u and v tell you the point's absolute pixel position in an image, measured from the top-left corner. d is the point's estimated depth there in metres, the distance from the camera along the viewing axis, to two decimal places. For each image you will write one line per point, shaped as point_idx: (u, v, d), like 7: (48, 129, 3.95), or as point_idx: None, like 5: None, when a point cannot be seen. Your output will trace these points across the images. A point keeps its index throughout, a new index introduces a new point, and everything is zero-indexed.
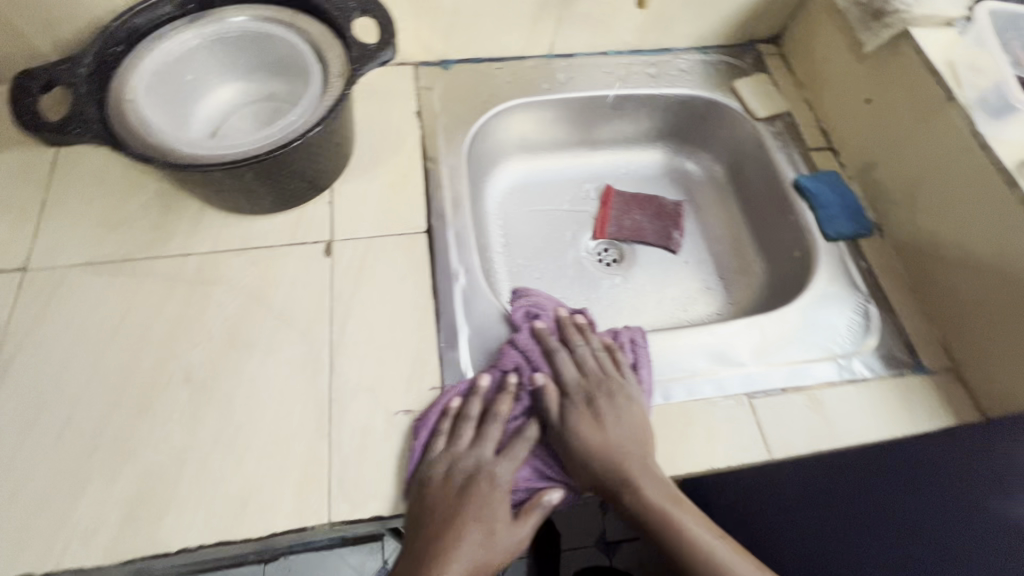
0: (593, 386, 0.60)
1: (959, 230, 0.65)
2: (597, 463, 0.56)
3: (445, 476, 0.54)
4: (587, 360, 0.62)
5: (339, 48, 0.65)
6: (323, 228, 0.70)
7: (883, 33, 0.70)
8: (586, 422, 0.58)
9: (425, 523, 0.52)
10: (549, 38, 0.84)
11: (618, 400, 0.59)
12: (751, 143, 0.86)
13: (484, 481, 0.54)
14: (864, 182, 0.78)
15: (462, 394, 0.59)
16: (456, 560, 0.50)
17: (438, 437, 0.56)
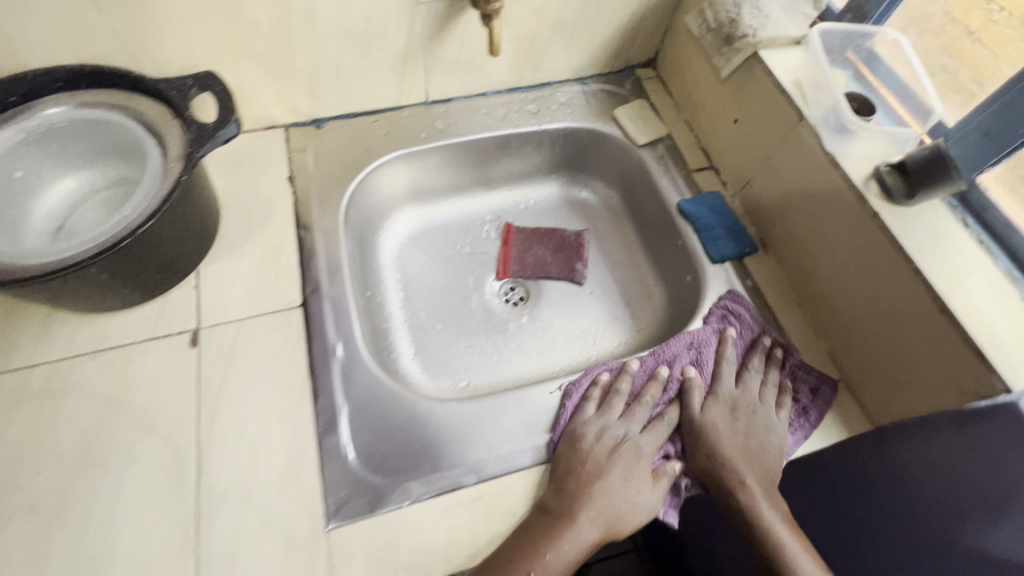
0: (752, 404, 0.64)
1: (826, 245, 0.66)
2: (724, 456, 0.60)
3: (596, 437, 0.60)
4: (753, 381, 0.65)
5: (177, 129, 0.62)
6: (188, 316, 0.66)
7: (734, 58, 0.72)
8: (731, 426, 0.62)
9: (568, 474, 0.57)
10: (421, 87, 0.83)
11: (762, 421, 0.62)
12: (638, 169, 0.87)
13: (627, 451, 0.60)
14: (744, 200, 0.79)
15: (616, 371, 0.67)
16: (591, 508, 0.55)
17: (591, 403, 0.64)
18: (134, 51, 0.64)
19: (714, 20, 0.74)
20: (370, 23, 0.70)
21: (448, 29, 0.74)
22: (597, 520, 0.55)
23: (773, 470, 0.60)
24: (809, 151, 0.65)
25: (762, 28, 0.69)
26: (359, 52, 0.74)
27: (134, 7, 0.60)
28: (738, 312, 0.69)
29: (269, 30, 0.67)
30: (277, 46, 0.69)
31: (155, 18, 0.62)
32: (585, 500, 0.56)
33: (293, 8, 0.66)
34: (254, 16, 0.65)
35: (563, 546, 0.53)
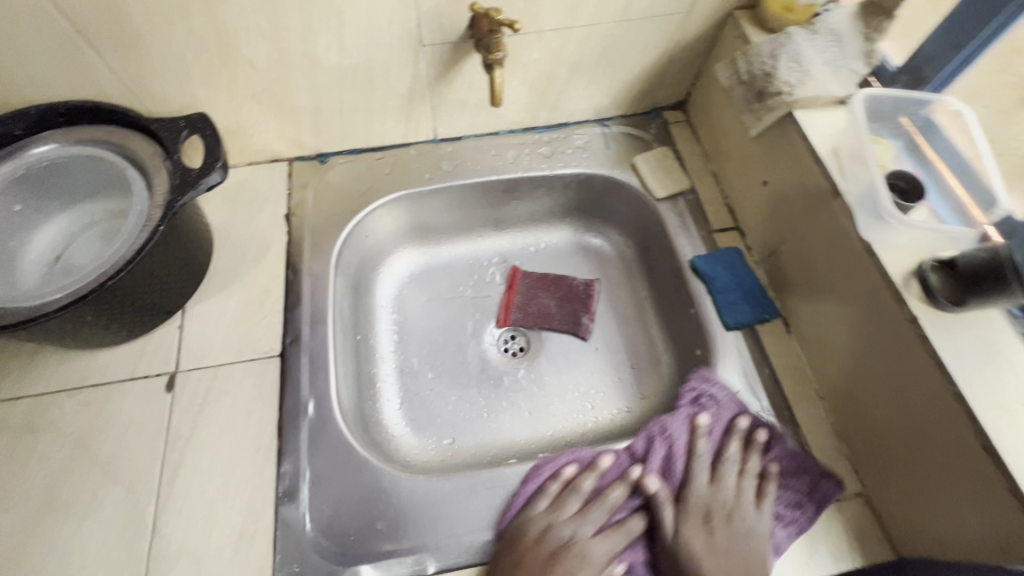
0: (728, 514, 0.56)
1: (856, 335, 0.58)
2: None
3: (537, 536, 0.55)
4: (730, 478, 0.58)
5: (164, 172, 0.61)
6: (167, 358, 0.65)
7: (765, 116, 0.64)
8: (697, 538, 0.55)
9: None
10: (429, 125, 0.79)
11: (738, 535, 0.55)
12: (654, 223, 0.80)
13: (575, 555, 0.55)
14: (769, 269, 0.72)
15: (578, 464, 0.61)
16: None
17: (541, 500, 0.58)
18: (133, 88, 0.64)
19: (747, 71, 0.66)
20: (371, 63, 0.67)
21: (454, 71, 0.70)
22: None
23: None
24: (839, 233, 0.58)
25: (801, 86, 0.61)
26: (361, 92, 0.71)
27: (130, 47, 0.59)
28: (716, 400, 0.63)
29: (267, 70, 0.65)
30: (276, 84, 0.67)
31: (151, 58, 0.61)
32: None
33: (290, 49, 0.63)
34: (250, 56, 0.63)
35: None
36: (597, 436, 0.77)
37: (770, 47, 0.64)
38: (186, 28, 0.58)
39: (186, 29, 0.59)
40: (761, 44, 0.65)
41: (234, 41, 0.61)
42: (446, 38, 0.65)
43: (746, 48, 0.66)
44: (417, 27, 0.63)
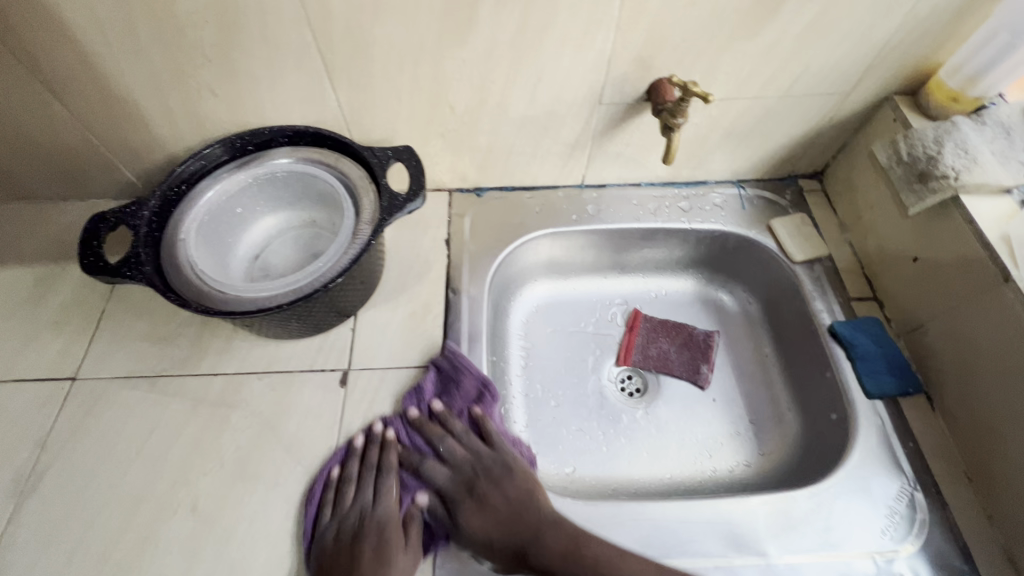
0: (483, 462, 0.64)
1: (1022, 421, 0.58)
2: (491, 522, 0.60)
3: (334, 543, 0.58)
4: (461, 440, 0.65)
5: (373, 194, 0.70)
6: (342, 356, 0.72)
7: (927, 197, 0.67)
8: (466, 492, 0.62)
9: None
10: (580, 171, 0.86)
11: (507, 477, 0.63)
12: (788, 285, 0.82)
13: (371, 536, 0.57)
14: (911, 343, 0.73)
15: (341, 460, 0.64)
16: None
17: (329, 505, 0.61)
18: (349, 121, 0.74)
19: (909, 153, 0.70)
20: (551, 116, 0.75)
21: (621, 127, 0.77)
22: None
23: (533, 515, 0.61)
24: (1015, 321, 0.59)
25: (969, 172, 0.64)
26: (532, 138, 0.79)
27: (361, 87, 0.69)
28: (431, 382, 0.69)
29: (463, 114, 0.74)
30: (465, 126, 0.76)
31: (374, 99, 0.71)
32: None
33: (488, 98, 0.72)
34: (454, 102, 0.72)
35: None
36: (715, 486, 0.78)
37: (934, 133, 0.68)
38: (412, 75, 0.68)
39: (412, 76, 0.68)
40: (926, 130, 0.69)
41: (445, 90, 0.70)
42: (624, 99, 0.73)
43: (908, 132, 0.70)
44: (601, 88, 0.71)
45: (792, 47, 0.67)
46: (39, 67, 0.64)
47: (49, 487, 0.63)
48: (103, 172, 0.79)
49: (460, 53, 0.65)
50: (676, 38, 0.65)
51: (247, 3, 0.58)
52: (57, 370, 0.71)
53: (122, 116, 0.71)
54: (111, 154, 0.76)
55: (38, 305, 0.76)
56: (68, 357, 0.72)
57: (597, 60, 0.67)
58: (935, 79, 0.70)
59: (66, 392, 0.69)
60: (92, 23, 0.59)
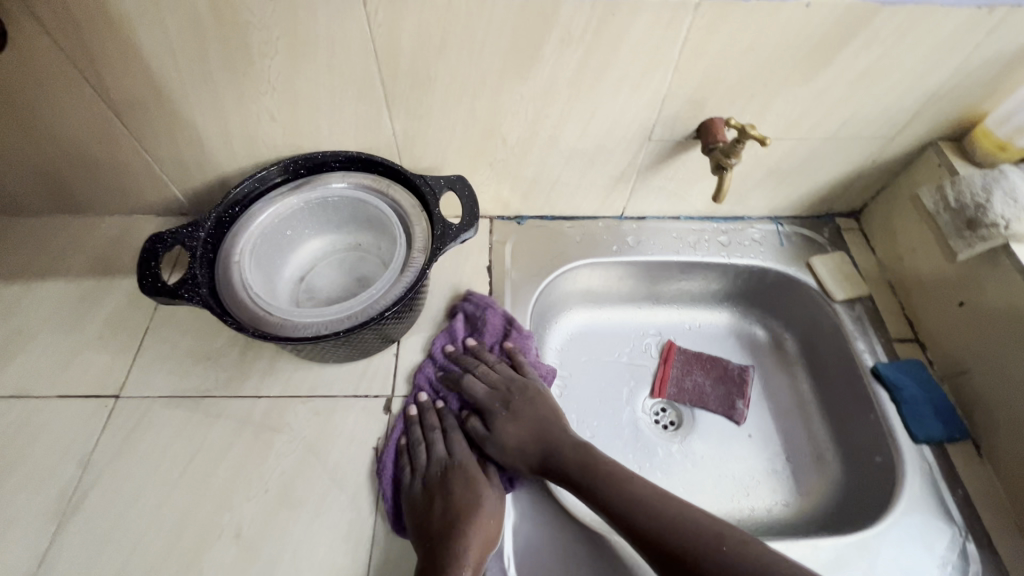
0: (509, 384, 0.69)
1: None
2: (535, 432, 0.65)
3: (423, 493, 0.62)
4: (489, 372, 0.71)
5: (425, 222, 0.70)
6: (386, 382, 0.72)
7: (977, 244, 0.67)
8: (502, 405, 0.67)
9: (431, 539, 0.58)
10: (621, 204, 0.87)
11: (532, 391, 0.69)
12: (828, 323, 0.82)
13: (455, 481, 0.62)
14: (957, 386, 0.72)
15: (402, 429, 0.68)
16: (464, 549, 0.56)
17: (405, 467, 0.64)
18: (401, 148, 0.75)
19: (957, 200, 0.70)
20: (599, 150, 0.76)
21: (667, 162, 0.78)
22: (481, 547, 0.58)
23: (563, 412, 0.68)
24: None
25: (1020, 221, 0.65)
26: (578, 171, 0.80)
27: (417, 116, 0.70)
28: (462, 322, 0.77)
29: (513, 146, 0.75)
30: (514, 156, 0.77)
31: (428, 129, 0.72)
32: (458, 549, 0.56)
33: (540, 132, 0.73)
34: (506, 134, 0.73)
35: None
36: (754, 525, 0.77)
37: (982, 180, 0.68)
38: (468, 108, 0.69)
39: (468, 108, 0.69)
40: (973, 176, 0.69)
41: (499, 122, 0.71)
42: (673, 136, 0.74)
43: (954, 178, 0.71)
44: (652, 125, 0.72)
45: (843, 92, 0.68)
46: (107, 87, 0.65)
47: (93, 506, 0.62)
48: (153, 189, 0.80)
49: (519, 88, 0.66)
50: (732, 81, 0.66)
51: (318, 36, 0.60)
52: (101, 386, 0.70)
53: (180, 138, 0.72)
54: (163, 172, 0.77)
55: (83, 321, 0.76)
56: (112, 373, 0.71)
57: (652, 99, 0.68)
58: (981, 127, 0.72)
59: (109, 409, 0.69)
60: (164, 48, 0.61)
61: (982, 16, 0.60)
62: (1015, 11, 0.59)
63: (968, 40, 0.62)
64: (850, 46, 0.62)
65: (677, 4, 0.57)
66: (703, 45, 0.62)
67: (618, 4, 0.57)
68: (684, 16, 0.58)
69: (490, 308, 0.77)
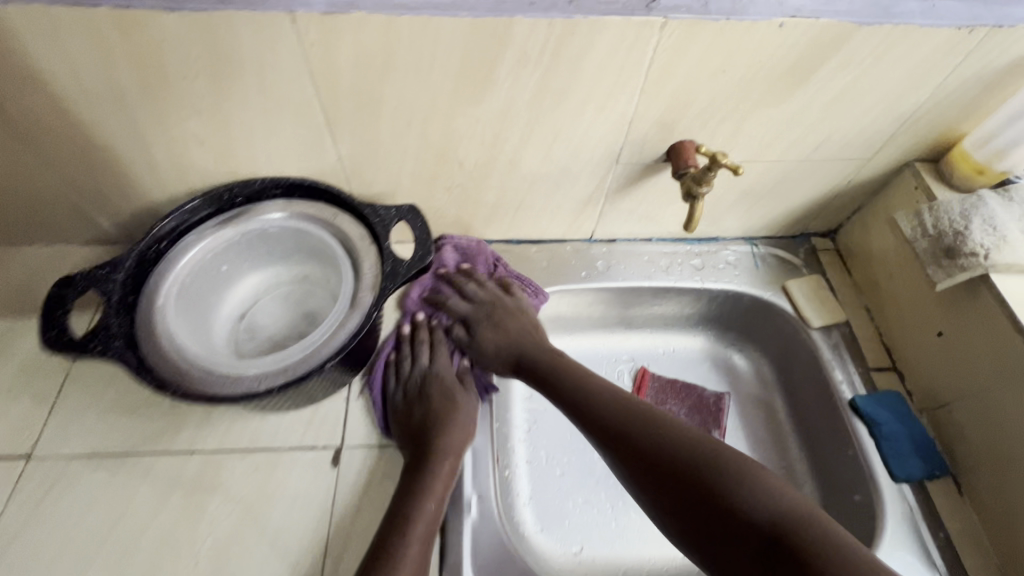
0: (490, 302, 0.74)
1: None
2: (511, 344, 0.72)
3: (405, 401, 0.67)
4: (474, 292, 0.75)
5: (374, 256, 0.64)
6: (335, 431, 0.66)
7: (956, 274, 0.64)
8: (483, 319, 0.73)
9: (416, 434, 0.64)
10: (590, 226, 0.82)
11: (511, 309, 0.74)
12: (804, 350, 0.79)
13: (436, 387, 0.69)
14: (937, 421, 0.70)
15: (393, 346, 0.73)
16: (442, 448, 0.63)
17: (392, 376, 0.70)
18: (349, 174, 0.68)
19: (934, 226, 0.67)
20: (564, 174, 0.71)
21: (636, 185, 0.74)
22: (459, 445, 0.64)
23: (539, 327, 0.74)
24: None
25: (999, 251, 0.62)
26: (543, 195, 0.74)
27: (365, 141, 0.64)
28: (452, 251, 0.79)
29: (472, 170, 0.69)
30: (473, 181, 0.71)
31: (376, 153, 0.66)
32: (440, 441, 0.63)
33: (499, 155, 0.67)
34: (463, 158, 0.67)
35: (427, 495, 0.58)
36: None
37: (960, 206, 0.66)
38: (420, 131, 0.63)
39: (420, 132, 0.63)
40: (951, 202, 0.67)
41: (455, 147, 0.65)
42: (641, 159, 0.69)
43: (932, 204, 0.68)
44: (619, 149, 0.67)
45: (818, 114, 0.65)
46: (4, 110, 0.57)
47: None
48: (73, 218, 0.72)
49: (474, 111, 0.61)
50: (701, 103, 0.62)
51: (242, 55, 0.53)
52: (10, 446, 0.63)
53: (97, 164, 0.64)
54: (84, 201, 0.69)
55: None
56: (24, 430, 0.64)
57: (618, 121, 0.63)
58: (959, 150, 0.69)
59: (19, 473, 0.61)
60: (66, 68, 0.53)
61: (962, 37, 0.56)
62: (995, 32, 0.56)
63: (947, 62, 0.59)
64: (826, 67, 0.59)
65: (640, 22, 0.52)
66: (671, 67, 0.57)
67: (577, 22, 0.52)
68: (649, 35, 0.53)
69: (481, 242, 0.80)
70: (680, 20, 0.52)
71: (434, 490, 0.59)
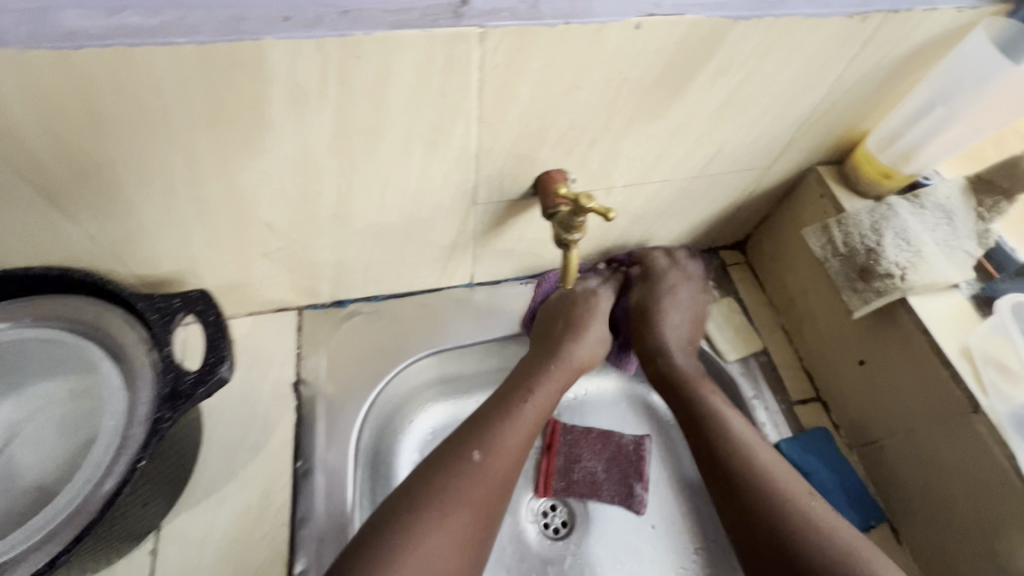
0: (670, 284, 0.67)
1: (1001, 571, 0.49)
2: (665, 329, 0.65)
3: (553, 309, 0.65)
4: (671, 267, 0.68)
5: (151, 367, 0.47)
6: None
7: (873, 299, 0.55)
8: (666, 292, 0.66)
9: (547, 337, 0.63)
10: (466, 271, 0.68)
11: (687, 305, 0.66)
12: (720, 387, 0.69)
13: (588, 299, 0.65)
14: (867, 460, 0.61)
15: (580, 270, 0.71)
16: (556, 365, 0.61)
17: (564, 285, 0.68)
18: (113, 254, 0.50)
19: (845, 243, 0.59)
20: (413, 222, 0.56)
21: (507, 223, 0.61)
22: (577, 370, 0.62)
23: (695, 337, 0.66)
24: (986, 458, 0.49)
25: (914, 270, 0.54)
26: (394, 247, 0.60)
27: (117, 213, 0.46)
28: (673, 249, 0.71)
29: (287, 231, 0.54)
30: (296, 242, 0.55)
31: (142, 226, 0.48)
32: (570, 352, 0.61)
33: (319, 210, 0.52)
34: (270, 219, 0.51)
35: (544, 391, 0.59)
36: None
37: (870, 218, 0.57)
38: (192, 195, 0.46)
39: (194, 195, 0.46)
40: (860, 214, 0.58)
41: (252, 207, 0.49)
42: (504, 196, 0.56)
43: (840, 217, 0.59)
44: (472, 188, 0.53)
45: (703, 126, 0.53)
46: None
47: None
48: None
49: (259, 164, 0.45)
50: (561, 126, 0.49)
51: None
52: None
53: None
54: None
55: None
56: None
57: (461, 158, 0.49)
58: (862, 151, 0.60)
59: None
60: None
61: (854, 27, 0.46)
62: (890, 18, 0.46)
63: (841, 56, 0.49)
64: (700, 74, 0.47)
65: (448, 35, 0.38)
66: (509, 87, 0.43)
67: (358, 42, 0.37)
68: (465, 51, 0.39)
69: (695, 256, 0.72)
70: (502, 28, 0.38)
71: (553, 383, 0.59)
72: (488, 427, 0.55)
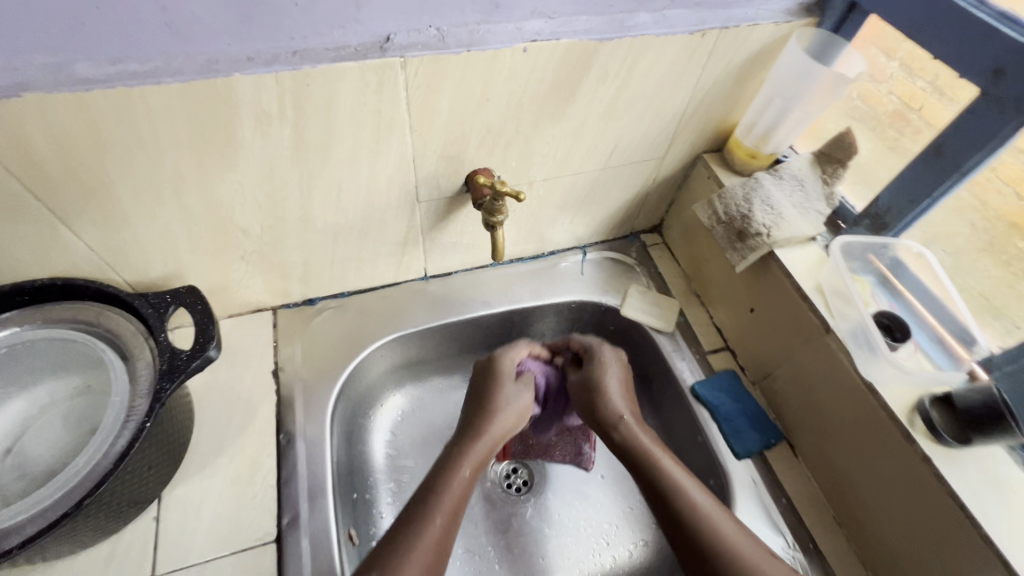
0: (593, 355, 0.71)
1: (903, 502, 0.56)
2: (606, 393, 0.66)
3: (480, 378, 0.70)
4: (597, 341, 0.73)
5: (150, 351, 0.57)
6: (141, 561, 0.56)
7: (749, 255, 0.68)
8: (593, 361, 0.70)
9: (473, 412, 0.66)
10: (420, 265, 0.79)
11: (614, 373, 0.69)
12: (647, 347, 0.81)
13: (505, 363, 0.70)
14: (766, 392, 0.73)
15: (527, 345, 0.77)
16: (481, 439, 0.62)
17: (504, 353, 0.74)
18: (110, 263, 0.59)
19: (725, 212, 0.71)
20: (367, 221, 0.67)
21: (449, 219, 0.72)
22: (493, 443, 0.63)
23: (636, 404, 0.68)
24: (839, 367, 0.61)
25: (777, 228, 0.66)
26: (353, 245, 0.70)
27: (113, 226, 0.55)
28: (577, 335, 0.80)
29: (260, 235, 0.64)
30: (267, 245, 0.65)
31: (137, 235, 0.57)
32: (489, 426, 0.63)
33: (285, 215, 0.62)
34: (244, 225, 0.61)
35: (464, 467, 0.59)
36: None
37: (742, 190, 0.70)
38: (177, 206, 0.56)
39: (180, 207, 0.56)
40: (735, 188, 0.71)
41: (227, 214, 0.59)
42: (441, 195, 0.67)
43: (720, 192, 0.72)
44: (414, 188, 0.65)
45: (598, 124, 0.66)
46: None
47: None
48: None
49: (232, 175, 0.55)
50: (478, 132, 0.60)
51: None
52: None
53: None
54: None
55: None
56: None
57: (401, 162, 0.60)
58: (733, 139, 0.74)
59: None
60: None
61: (698, 41, 0.59)
62: (724, 32, 0.59)
63: (695, 64, 0.62)
64: (584, 85, 0.60)
65: (377, 64, 0.50)
66: (431, 103, 0.55)
67: (308, 73, 0.48)
68: (392, 76, 0.51)
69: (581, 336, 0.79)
70: (419, 57, 0.50)
71: (476, 459, 0.61)
72: (401, 532, 0.52)
